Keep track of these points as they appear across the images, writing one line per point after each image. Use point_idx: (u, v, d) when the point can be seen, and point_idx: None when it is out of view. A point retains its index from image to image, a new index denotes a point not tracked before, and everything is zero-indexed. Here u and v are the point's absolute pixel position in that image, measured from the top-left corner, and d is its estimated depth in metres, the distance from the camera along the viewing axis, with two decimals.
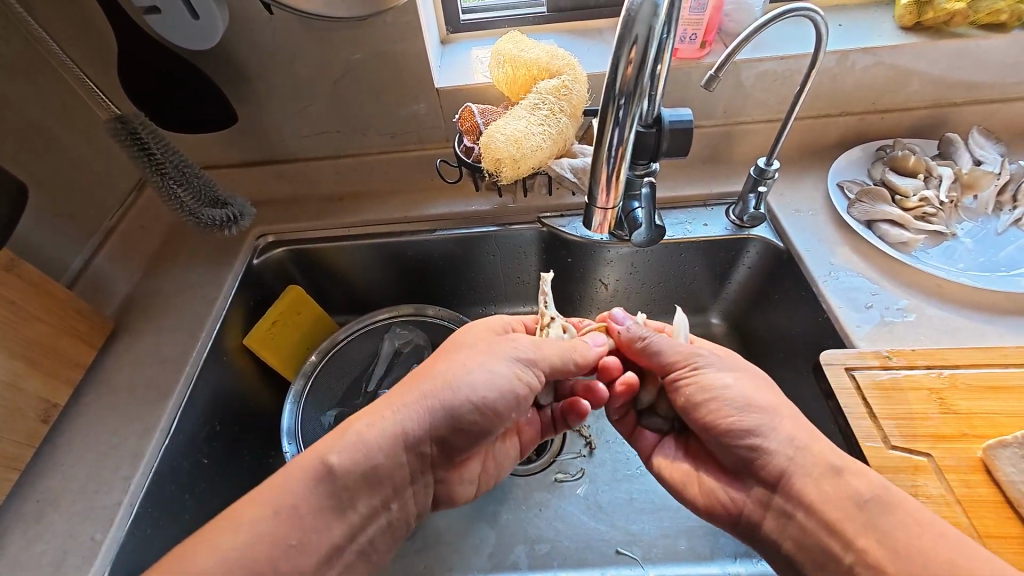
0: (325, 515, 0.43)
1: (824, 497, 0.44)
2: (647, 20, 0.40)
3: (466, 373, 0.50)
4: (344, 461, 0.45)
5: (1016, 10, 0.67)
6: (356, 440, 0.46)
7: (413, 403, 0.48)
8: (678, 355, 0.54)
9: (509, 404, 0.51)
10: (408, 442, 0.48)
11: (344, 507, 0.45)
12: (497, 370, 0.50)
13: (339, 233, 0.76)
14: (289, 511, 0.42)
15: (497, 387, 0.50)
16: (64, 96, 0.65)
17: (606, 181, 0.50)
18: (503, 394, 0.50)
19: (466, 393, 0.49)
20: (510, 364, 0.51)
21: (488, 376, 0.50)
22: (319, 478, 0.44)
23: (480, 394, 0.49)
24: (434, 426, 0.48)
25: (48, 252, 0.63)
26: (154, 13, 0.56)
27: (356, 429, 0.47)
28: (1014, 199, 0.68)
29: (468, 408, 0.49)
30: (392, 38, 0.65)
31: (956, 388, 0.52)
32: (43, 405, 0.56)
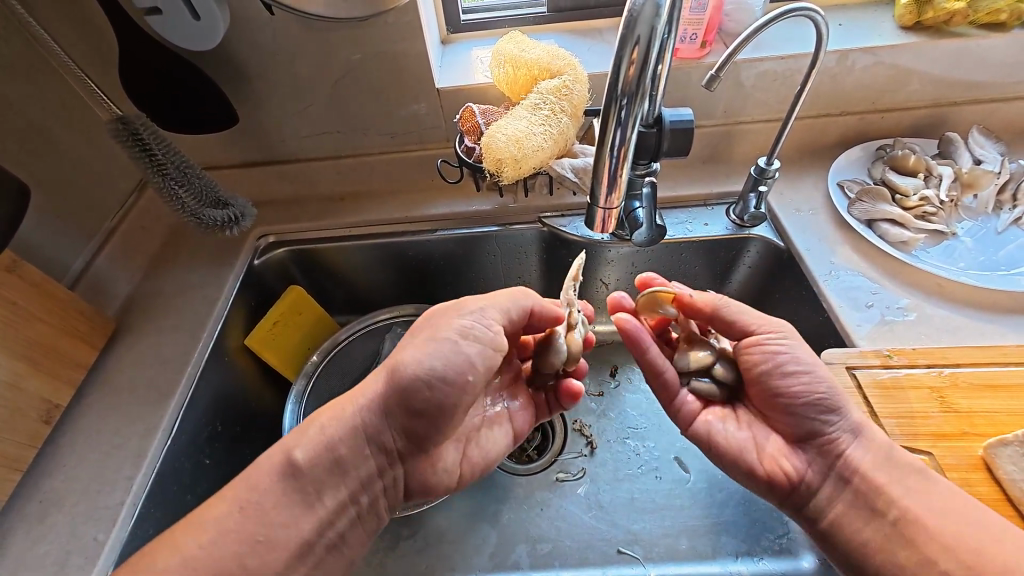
0: (294, 509, 0.45)
1: (875, 465, 0.47)
2: (649, 20, 0.40)
3: (410, 350, 0.47)
4: (307, 456, 0.46)
5: (1015, 9, 0.67)
6: (318, 436, 0.47)
7: (370, 395, 0.49)
8: (762, 322, 0.53)
9: (458, 373, 0.47)
10: (369, 435, 0.49)
11: (310, 501, 0.46)
12: (440, 343, 0.47)
13: (340, 233, 0.76)
14: (252, 505, 0.44)
15: (444, 358, 0.47)
16: (65, 96, 0.65)
17: (609, 180, 0.50)
18: (450, 364, 0.47)
19: (411, 369, 0.46)
20: (455, 334, 0.48)
21: (433, 350, 0.47)
22: (282, 475, 0.46)
23: (428, 368, 0.46)
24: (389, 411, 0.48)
25: (49, 253, 0.63)
26: (155, 14, 0.56)
27: (318, 424, 0.48)
28: (1015, 198, 0.68)
29: (416, 384, 0.46)
30: (392, 38, 0.65)
31: (958, 387, 0.53)
32: (45, 406, 0.56)
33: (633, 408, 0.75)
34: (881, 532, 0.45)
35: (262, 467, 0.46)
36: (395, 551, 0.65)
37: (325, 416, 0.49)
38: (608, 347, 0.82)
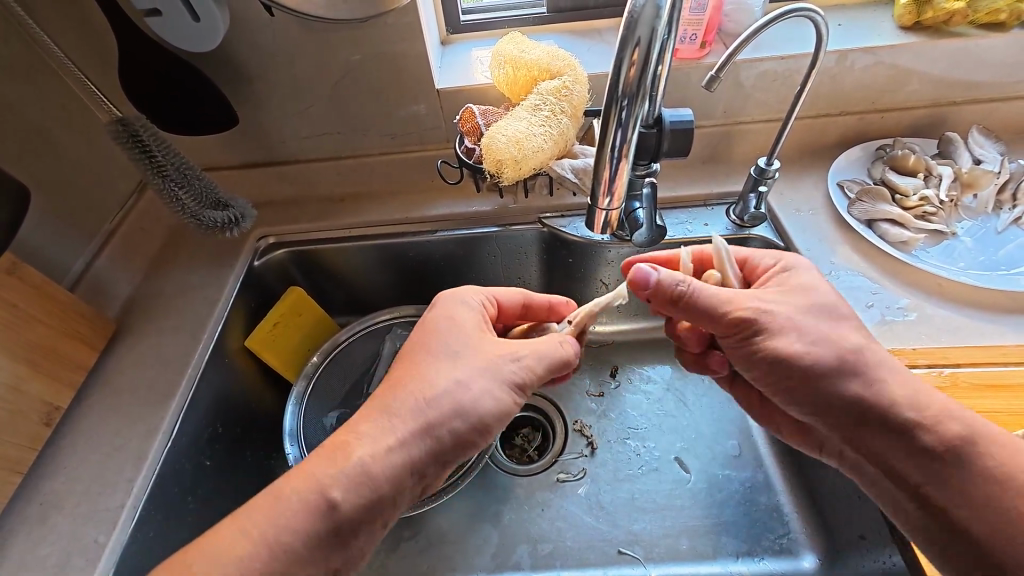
0: (323, 547, 0.42)
1: (890, 448, 0.45)
2: (650, 21, 0.40)
3: (470, 398, 0.47)
4: (348, 498, 0.42)
5: (1015, 9, 0.67)
6: (357, 474, 0.43)
7: (416, 433, 0.45)
8: (723, 324, 0.51)
9: (502, 422, 0.50)
10: (416, 468, 0.45)
11: (346, 538, 0.43)
12: (497, 393, 0.48)
13: (340, 234, 0.76)
14: (283, 544, 0.41)
15: (499, 411, 0.48)
16: (65, 98, 0.64)
17: (609, 180, 0.50)
18: (502, 415, 0.49)
19: (472, 419, 0.47)
20: (508, 385, 0.49)
21: (490, 399, 0.48)
22: (319, 512, 0.42)
23: (483, 422, 0.47)
24: (441, 452, 0.46)
25: (49, 255, 0.63)
26: (155, 15, 0.56)
27: (358, 458, 0.44)
28: (1014, 198, 0.68)
29: (469, 433, 0.47)
30: (392, 38, 0.65)
31: (958, 387, 0.52)
32: (46, 408, 0.56)
33: (633, 408, 0.75)
34: (913, 515, 0.44)
35: (290, 502, 0.42)
36: (396, 552, 0.65)
37: (363, 448, 0.44)
38: (608, 347, 0.82)
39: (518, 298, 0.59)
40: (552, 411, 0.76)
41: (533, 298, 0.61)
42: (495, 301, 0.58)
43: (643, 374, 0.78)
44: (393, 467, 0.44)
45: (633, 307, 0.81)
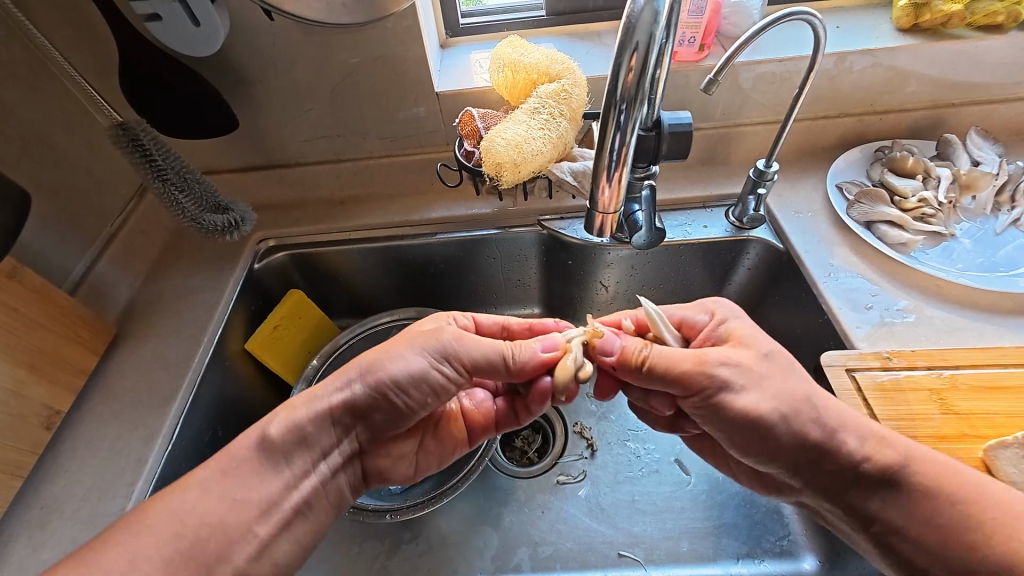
0: (262, 475, 0.45)
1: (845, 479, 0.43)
2: (647, 27, 0.41)
3: (385, 356, 0.49)
4: (280, 432, 0.46)
5: (1013, 11, 0.67)
6: (290, 413, 0.47)
7: (338, 382, 0.49)
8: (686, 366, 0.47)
9: (423, 392, 0.50)
10: (335, 416, 0.49)
11: (279, 466, 0.46)
12: (412, 358, 0.49)
13: (340, 237, 0.77)
14: (230, 470, 0.44)
15: (415, 377, 0.49)
16: (64, 102, 0.65)
17: (607, 185, 0.50)
18: (416, 382, 0.49)
19: (382, 376, 0.48)
20: (427, 354, 0.49)
21: (403, 362, 0.49)
22: (256, 448, 0.45)
23: (397, 383, 0.48)
24: (359, 404, 0.49)
25: (48, 258, 0.63)
26: (155, 20, 0.56)
27: (291, 404, 0.48)
28: (1013, 200, 0.68)
29: (375, 391, 0.48)
30: (392, 42, 0.65)
31: (957, 389, 0.52)
32: (46, 413, 0.56)
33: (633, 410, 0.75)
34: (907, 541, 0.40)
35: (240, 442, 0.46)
36: (396, 555, 0.65)
37: (300, 396, 0.49)
38: None
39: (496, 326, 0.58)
40: (551, 412, 0.76)
41: (512, 325, 0.59)
42: (473, 319, 0.59)
43: None
44: (317, 410, 0.48)
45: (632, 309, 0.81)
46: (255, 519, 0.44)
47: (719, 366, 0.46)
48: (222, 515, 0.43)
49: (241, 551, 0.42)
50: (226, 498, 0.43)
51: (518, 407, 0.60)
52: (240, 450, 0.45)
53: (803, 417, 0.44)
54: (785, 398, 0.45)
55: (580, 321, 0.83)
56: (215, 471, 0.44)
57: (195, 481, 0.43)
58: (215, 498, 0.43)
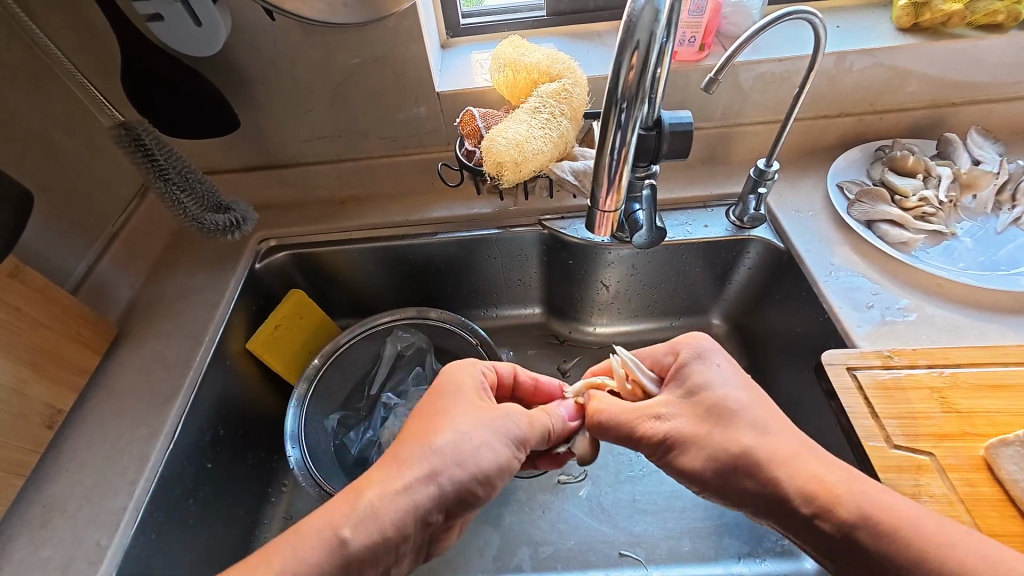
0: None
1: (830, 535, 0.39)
2: (648, 26, 0.41)
3: (470, 448, 0.45)
4: (361, 539, 0.40)
5: (1013, 10, 0.67)
6: (368, 512, 0.41)
7: (422, 475, 0.43)
8: (627, 428, 0.49)
9: (503, 480, 0.48)
10: (420, 515, 0.42)
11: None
12: (497, 448, 0.47)
13: (340, 236, 0.77)
14: None
15: (501, 467, 0.47)
16: (67, 104, 0.65)
17: (608, 184, 0.50)
18: (501, 471, 0.47)
19: (473, 471, 0.45)
20: (508, 442, 0.48)
21: (489, 453, 0.46)
22: (330, 552, 0.39)
23: (485, 475, 0.45)
24: (446, 499, 0.44)
25: (50, 258, 0.63)
26: (157, 20, 0.56)
27: (368, 499, 0.41)
28: (1014, 198, 0.68)
29: (466, 486, 0.44)
30: (393, 42, 0.65)
31: (958, 387, 0.52)
32: (48, 412, 0.56)
33: None
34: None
35: (306, 538, 0.39)
36: None
37: (374, 490, 0.42)
38: (608, 349, 0.82)
39: (510, 373, 0.58)
40: None
41: (522, 372, 0.59)
42: (492, 366, 0.57)
43: None
44: (402, 509, 0.42)
45: (636, 308, 0.81)
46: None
47: (658, 421, 0.48)
48: None
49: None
50: None
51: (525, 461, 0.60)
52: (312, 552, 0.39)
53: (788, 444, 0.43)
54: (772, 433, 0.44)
55: (580, 320, 0.83)
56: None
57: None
58: None
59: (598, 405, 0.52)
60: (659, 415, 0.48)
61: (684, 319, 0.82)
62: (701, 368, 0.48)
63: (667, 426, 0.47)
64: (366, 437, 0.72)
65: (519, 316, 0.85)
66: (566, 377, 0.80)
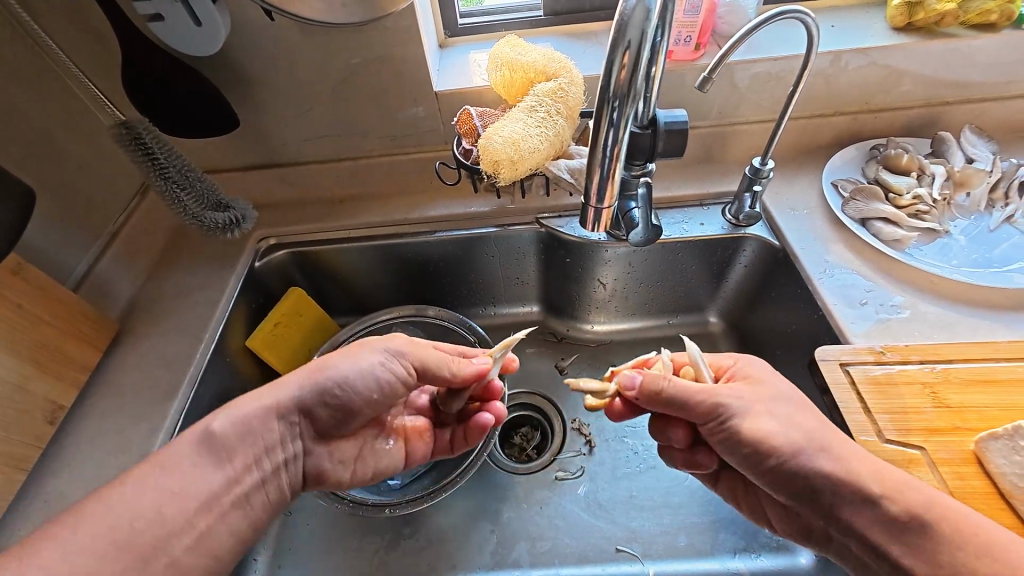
0: (205, 469, 0.44)
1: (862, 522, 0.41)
2: (639, 24, 0.41)
3: (335, 357, 0.50)
4: (226, 427, 0.45)
5: (1005, 10, 0.68)
6: (235, 408, 0.46)
7: (288, 379, 0.49)
8: (701, 404, 0.48)
9: (369, 388, 0.51)
10: (281, 411, 0.48)
11: (221, 461, 0.45)
12: (361, 357, 0.51)
13: (340, 235, 0.77)
14: (178, 466, 0.43)
15: (363, 374, 0.50)
16: (69, 102, 0.66)
17: (602, 181, 0.50)
18: (364, 379, 0.50)
19: (331, 372, 0.49)
20: (377, 354, 0.52)
21: (351, 361, 0.50)
22: (199, 442, 0.44)
23: (344, 379, 0.49)
24: (302, 398, 0.49)
25: (52, 256, 0.64)
26: (158, 20, 0.57)
27: (238, 400, 0.47)
28: (1007, 196, 0.69)
29: (323, 384, 0.49)
30: (392, 42, 0.66)
31: (950, 382, 0.53)
32: (50, 407, 0.57)
33: None
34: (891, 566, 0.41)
35: (183, 438, 0.44)
36: (395, 550, 0.65)
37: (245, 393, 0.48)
38: (606, 347, 0.83)
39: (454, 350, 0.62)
40: (549, 409, 0.77)
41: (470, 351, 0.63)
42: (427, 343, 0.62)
43: None
44: (266, 403, 0.47)
45: (633, 306, 0.82)
46: (197, 512, 0.42)
47: (726, 398, 0.47)
48: (160, 507, 0.40)
49: (180, 542, 0.41)
50: (167, 491, 0.41)
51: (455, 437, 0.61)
52: (184, 444, 0.44)
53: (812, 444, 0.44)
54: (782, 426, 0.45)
55: (578, 318, 0.83)
56: (156, 465, 0.42)
57: (133, 474, 0.41)
58: (154, 491, 0.41)
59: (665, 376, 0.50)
60: (727, 392, 0.48)
61: (681, 317, 0.83)
62: (746, 367, 0.51)
63: (733, 401, 0.47)
64: None
65: (517, 314, 0.85)
66: (563, 374, 0.80)
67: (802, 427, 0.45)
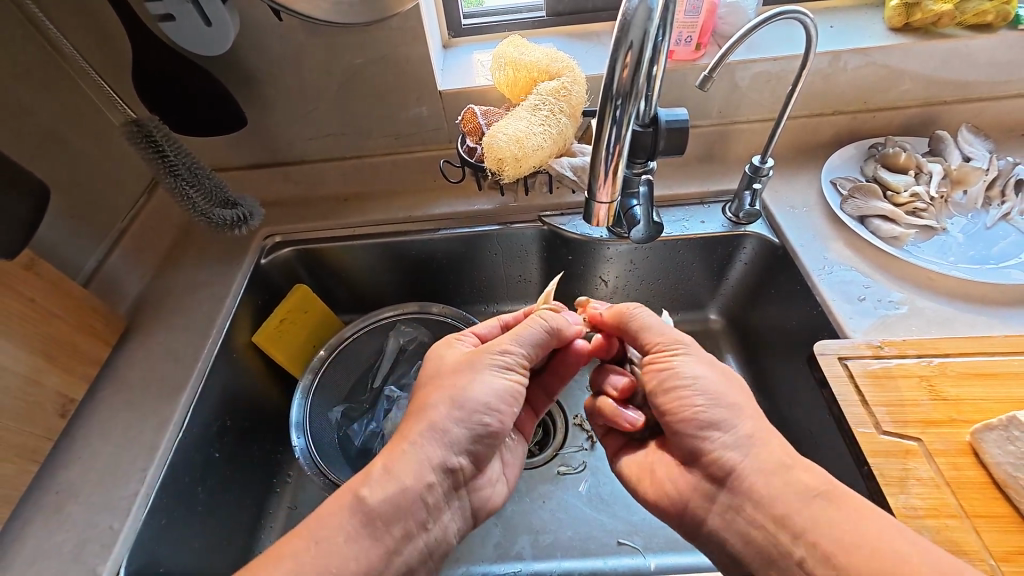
0: (362, 543, 0.43)
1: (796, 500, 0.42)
2: (642, 24, 0.42)
3: (462, 388, 0.50)
4: (377, 494, 0.45)
5: (1002, 10, 0.69)
6: (382, 474, 0.46)
7: (427, 433, 0.48)
8: (660, 340, 0.53)
9: (511, 406, 0.51)
10: (438, 463, 0.47)
11: (379, 533, 0.44)
12: (489, 380, 0.51)
13: (345, 233, 0.78)
14: (328, 541, 0.42)
15: (500, 395, 0.50)
16: (80, 102, 0.67)
17: (605, 176, 0.51)
18: (504, 398, 0.51)
19: (471, 407, 0.49)
20: (496, 372, 0.51)
21: (480, 388, 0.50)
22: (353, 512, 0.44)
23: (487, 405, 0.50)
24: (455, 442, 0.49)
25: (63, 253, 0.65)
26: (169, 20, 0.58)
27: (378, 465, 0.47)
28: (1003, 194, 0.70)
29: (471, 420, 0.49)
30: (397, 42, 0.67)
31: (946, 375, 0.54)
32: (61, 401, 0.58)
33: None
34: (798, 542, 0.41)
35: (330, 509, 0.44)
36: None
37: (385, 456, 0.47)
38: None
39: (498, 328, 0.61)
40: (552, 405, 0.78)
41: (511, 320, 0.61)
42: (475, 335, 0.59)
43: None
44: (416, 462, 0.47)
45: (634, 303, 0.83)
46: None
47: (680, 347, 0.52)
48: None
49: None
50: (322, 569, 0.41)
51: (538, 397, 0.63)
52: (335, 518, 0.43)
53: (743, 409, 0.48)
54: (717, 396, 0.48)
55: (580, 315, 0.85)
56: (308, 541, 0.42)
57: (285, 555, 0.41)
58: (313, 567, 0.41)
59: (637, 313, 0.56)
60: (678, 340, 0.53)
61: (682, 314, 0.84)
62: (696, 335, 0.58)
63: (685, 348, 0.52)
64: (369, 428, 0.73)
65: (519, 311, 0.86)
66: None
67: (735, 394, 0.49)
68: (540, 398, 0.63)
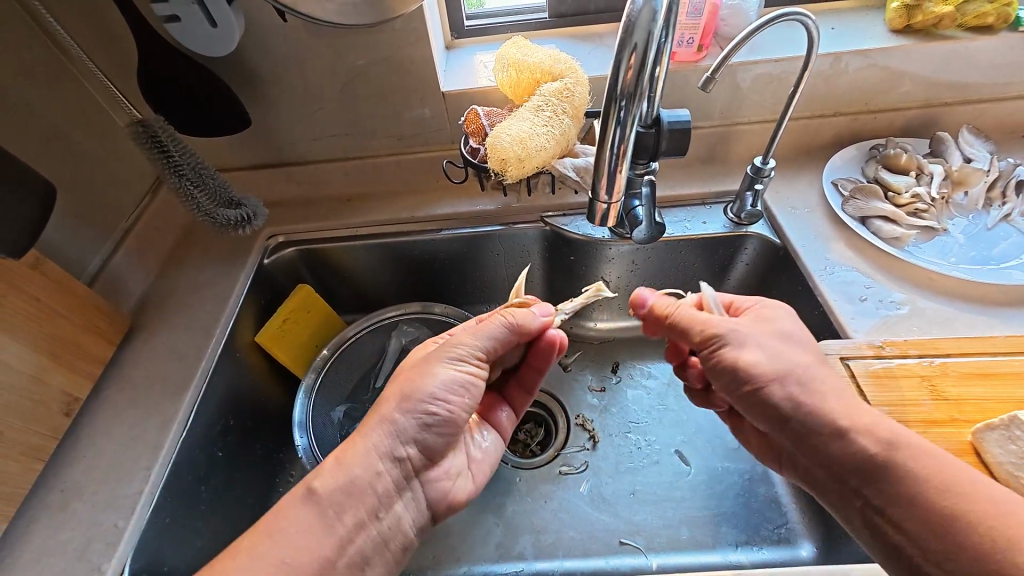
0: (315, 534, 0.43)
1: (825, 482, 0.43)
2: (646, 25, 0.42)
3: (411, 381, 0.50)
4: (327, 484, 0.45)
5: (1002, 12, 0.69)
6: (334, 464, 0.46)
7: (377, 424, 0.48)
8: (702, 328, 0.50)
9: (462, 396, 0.51)
10: (382, 453, 0.48)
11: (330, 520, 0.44)
12: (440, 373, 0.51)
13: (347, 233, 0.79)
14: (285, 534, 0.42)
15: (450, 386, 0.51)
16: (85, 102, 0.67)
17: (608, 178, 0.52)
18: (455, 389, 0.51)
19: (419, 398, 0.50)
20: (449, 364, 0.52)
21: (431, 381, 0.50)
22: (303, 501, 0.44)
23: (435, 395, 0.50)
24: (401, 432, 0.49)
25: (68, 253, 0.65)
26: (174, 21, 0.58)
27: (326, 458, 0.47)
28: (1004, 195, 0.70)
29: (417, 410, 0.49)
30: (400, 43, 0.67)
31: (947, 375, 0.54)
32: (66, 399, 0.58)
33: (633, 403, 0.77)
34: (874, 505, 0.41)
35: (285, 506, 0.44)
36: None
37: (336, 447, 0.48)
38: (609, 344, 0.85)
39: None
40: (554, 406, 0.78)
41: None
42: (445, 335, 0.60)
43: (643, 368, 0.81)
44: (364, 452, 0.47)
45: None
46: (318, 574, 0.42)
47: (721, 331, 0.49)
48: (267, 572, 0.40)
49: None
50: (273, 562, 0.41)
51: (514, 394, 0.64)
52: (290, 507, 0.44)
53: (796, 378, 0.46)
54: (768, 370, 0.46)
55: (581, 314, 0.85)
56: (262, 537, 0.42)
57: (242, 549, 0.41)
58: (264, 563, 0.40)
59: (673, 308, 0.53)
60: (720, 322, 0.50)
61: None
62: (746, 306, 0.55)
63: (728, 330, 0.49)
64: None
65: None
66: (567, 371, 0.82)
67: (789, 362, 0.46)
68: (521, 395, 0.64)
